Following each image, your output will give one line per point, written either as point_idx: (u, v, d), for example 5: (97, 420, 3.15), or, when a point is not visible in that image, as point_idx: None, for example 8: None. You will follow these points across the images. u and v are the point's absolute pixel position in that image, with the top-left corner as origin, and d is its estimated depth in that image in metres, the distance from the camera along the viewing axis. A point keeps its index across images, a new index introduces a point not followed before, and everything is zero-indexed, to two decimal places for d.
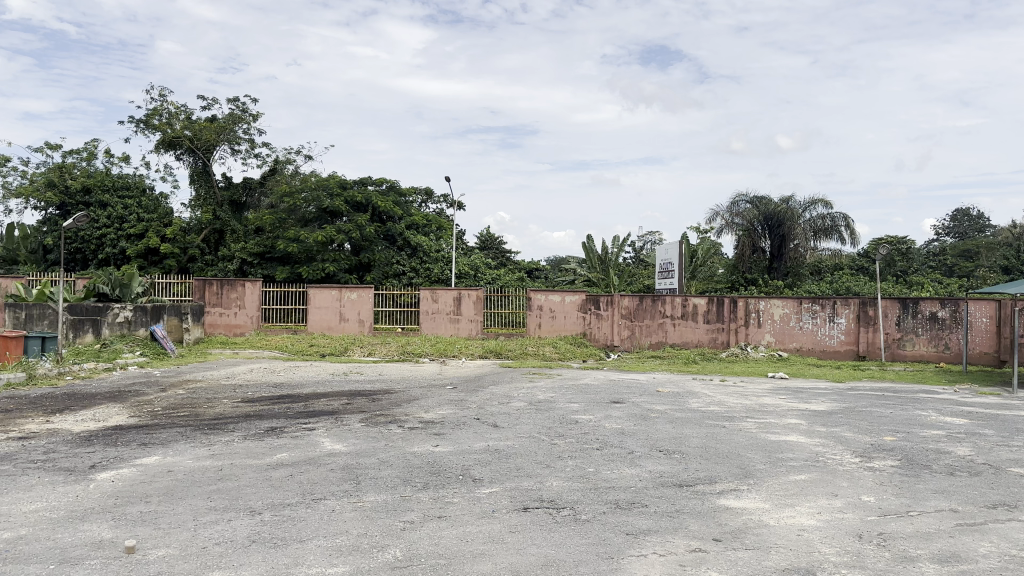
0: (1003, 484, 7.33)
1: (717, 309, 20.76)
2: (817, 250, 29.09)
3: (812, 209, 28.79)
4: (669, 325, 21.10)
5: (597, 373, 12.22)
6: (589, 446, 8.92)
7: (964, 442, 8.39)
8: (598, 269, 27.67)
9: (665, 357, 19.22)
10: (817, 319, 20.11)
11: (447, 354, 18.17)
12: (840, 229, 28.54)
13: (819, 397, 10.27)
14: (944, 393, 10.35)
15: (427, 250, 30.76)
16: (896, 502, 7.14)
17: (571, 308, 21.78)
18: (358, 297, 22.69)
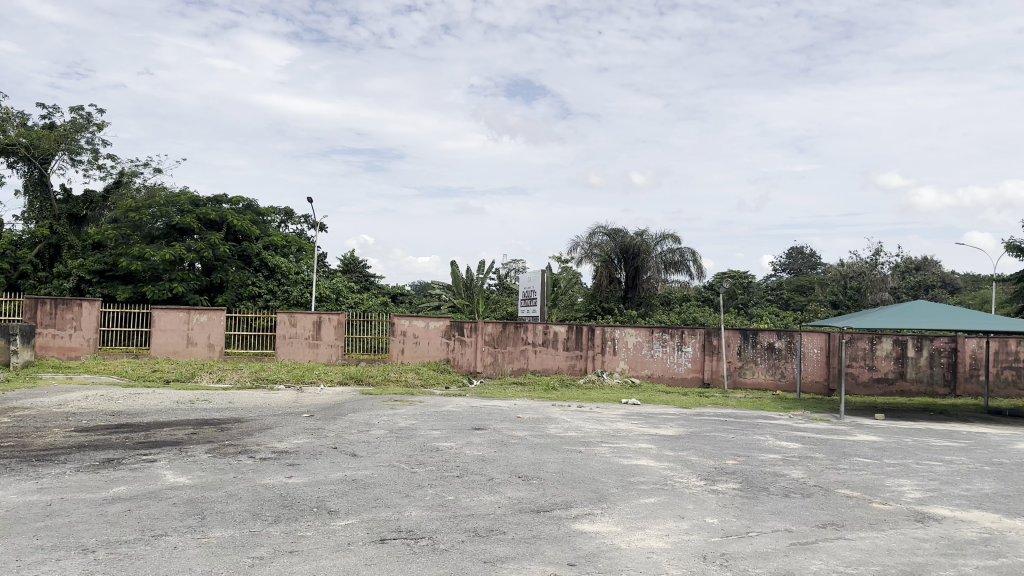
0: (831, 505, 7.87)
1: (576, 336, 21.33)
2: (667, 282, 30.76)
3: (664, 243, 30.39)
4: (531, 352, 21.47)
5: (459, 400, 12.14)
6: (449, 474, 8.84)
7: (798, 464, 8.97)
8: (463, 295, 27.77)
9: (527, 383, 19.39)
10: (667, 347, 21.03)
11: (305, 380, 17.59)
12: (687, 263, 30.27)
13: (668, 422, 10.69)
14: (780, 418, 11.04)
15: (286, 272, 29.55)
16: (738, 523, 7.52)
17: (434, 334, 21.69)
18: (209, 319, 21.61)
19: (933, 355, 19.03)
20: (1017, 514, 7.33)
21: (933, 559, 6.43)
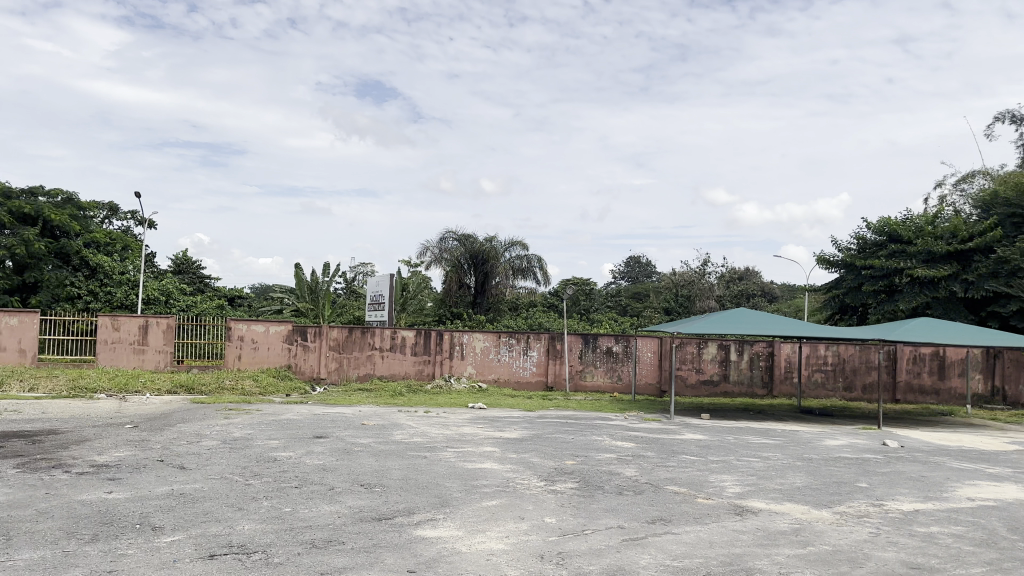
0: (660, 501, 8.30)
1: (424, 341, 21.26)
2: (517, 288, 31.27)
3: (512, 249, 30.87)
4: (378, 357, 21.18)
5: (300, 407, 11.76)
6: (287, 485, 8.51)
7: (632, 463, 9.42)
8: (308, 299, 26.78)
9: (373, 390, 19.00)
10: (513, 352, 21.40)
11: (129, 389, 16.30)
12: (534, 270, 30.99)
13: (512, 425, 10.91)
14: (617, 419, 11.58)
15: (110, 272, 27.15)
16: (574, 522, 7.76)
17: (275, 339, 20.87)
18: (19, 323, 19.77)
19: (752, 359, 20.42)
20: (824, 505, 8.02)
21: (749, 549, 6.91)
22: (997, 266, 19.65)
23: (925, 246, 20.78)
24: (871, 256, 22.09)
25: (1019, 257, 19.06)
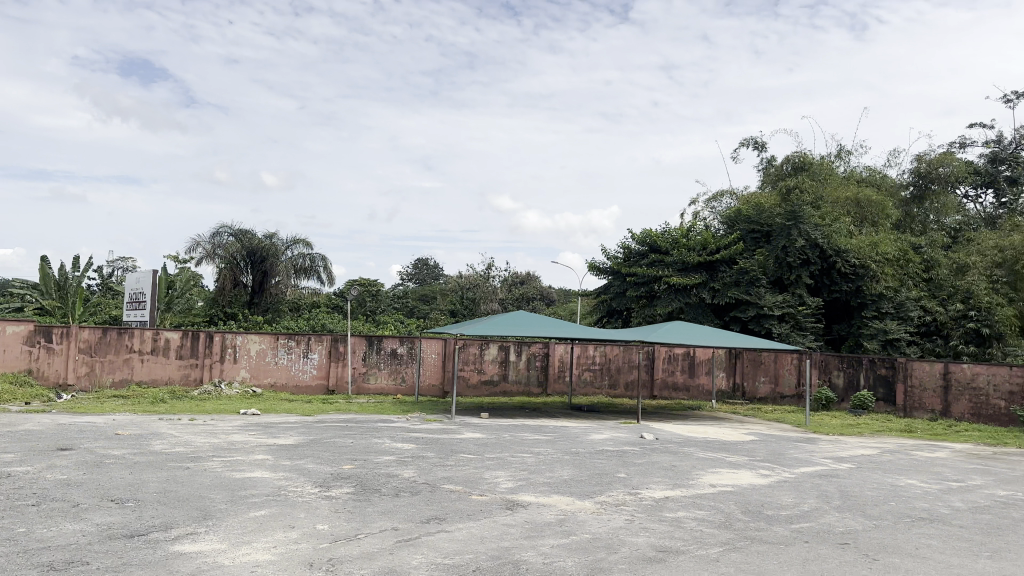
0: (436, 500, 8.35)
1: (192, 344, 19.47)
2: (297, 287, 30.24)
3: (294, 248, 29.86)
4: (137, 361, 19.31)
5: (39, 417, 10.49)
6: (20, 504, 7.41)
7: (409, 464, 9.51)
8: (53, 295, 23.78)
9: (129, 397, 17.40)
10: (292, 354, 20.14)
11: None
12: (318, 269, 30.17)
13: (287, 432, 10.76)
14: (397, 421, 11.80)
15: None
16: (347, 527, 7.51)
17: (13, 341, 18.58)
18: None
19: (530, 359, 20.84)
20: (588, 495, 8.56)
21: (517, 543, 7.11)
22: (739, 276, 22.55)
23: (680, 256, 23.10)
24: (635, 264, 24.10)
25: (757, 269, 22.47)
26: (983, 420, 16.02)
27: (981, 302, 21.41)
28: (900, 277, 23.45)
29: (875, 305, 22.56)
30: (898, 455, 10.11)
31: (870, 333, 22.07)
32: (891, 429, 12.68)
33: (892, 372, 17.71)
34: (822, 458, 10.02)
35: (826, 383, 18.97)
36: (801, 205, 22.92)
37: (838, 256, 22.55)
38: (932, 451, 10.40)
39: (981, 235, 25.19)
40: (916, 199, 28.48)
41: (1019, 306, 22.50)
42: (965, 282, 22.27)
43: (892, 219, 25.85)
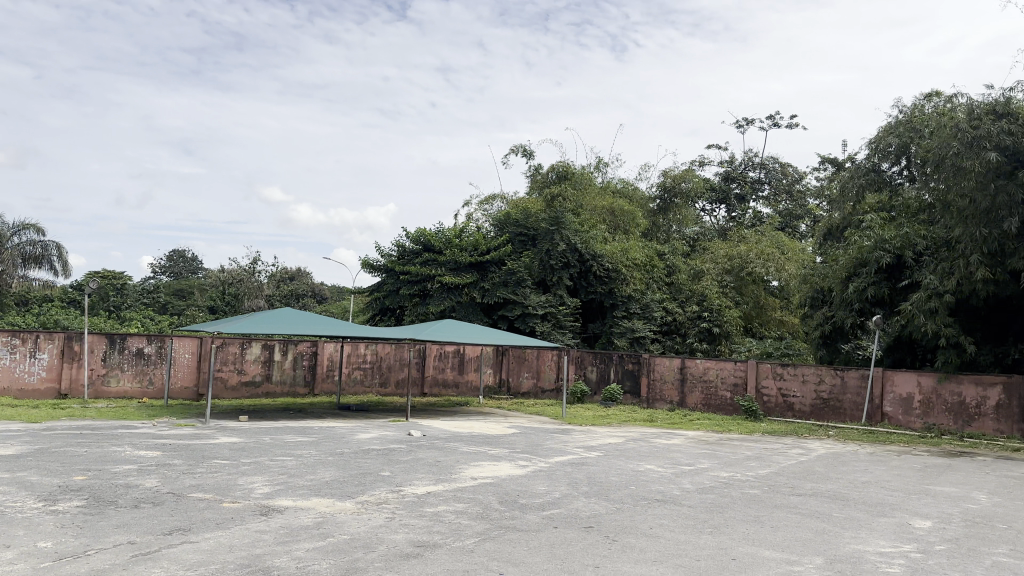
0: (182, 510, 7.67)
1: None
2: (26, 278, 26.55)
3: (22, 234, 26.32)
4: None
5: None
6: None
7: (154, 473, 8.76)
8: None
9: None
10: (16, 354, 17.48)
11: None
12: (51, 258, 26.66)
13: (7, 441, 9.54)
14: (142, 427, 10.93)
15: None
16: (75, 544, 6.54)
17: None
18: None
19: (297, 359, 19.88)
20: (348, 496, 8.43)
21: (272, 549, 6.66)
22: (507, 276, 23.53)
23: (453, 256, 23.65)
24: (408, 262, 24.11)
25: (523, 270, 23.58)
26: (712, 408, 18.18)
27: (713, 304, 25.22)
28: (646, 281, 25.69)
29: (625, 306, 24.49)
30: (640, 442, 11.12)
31: (621, 331, 23.94)
32: (636, 419, 13.92)
33: (637, 366, 19.52)
34: (575, 448, 10.73)
35: (581, 377, 20.55)
36: (563, 211, 24.36)
37: (594, 260, 24.37)
38: (669, 438, 11.57)
39: (714, 244, 28.75)
40: (662, 211, 30.99)
41: (742, 307, 27.08)
42: (699, 287, 26.03)
43: (643, 228, 28.83)
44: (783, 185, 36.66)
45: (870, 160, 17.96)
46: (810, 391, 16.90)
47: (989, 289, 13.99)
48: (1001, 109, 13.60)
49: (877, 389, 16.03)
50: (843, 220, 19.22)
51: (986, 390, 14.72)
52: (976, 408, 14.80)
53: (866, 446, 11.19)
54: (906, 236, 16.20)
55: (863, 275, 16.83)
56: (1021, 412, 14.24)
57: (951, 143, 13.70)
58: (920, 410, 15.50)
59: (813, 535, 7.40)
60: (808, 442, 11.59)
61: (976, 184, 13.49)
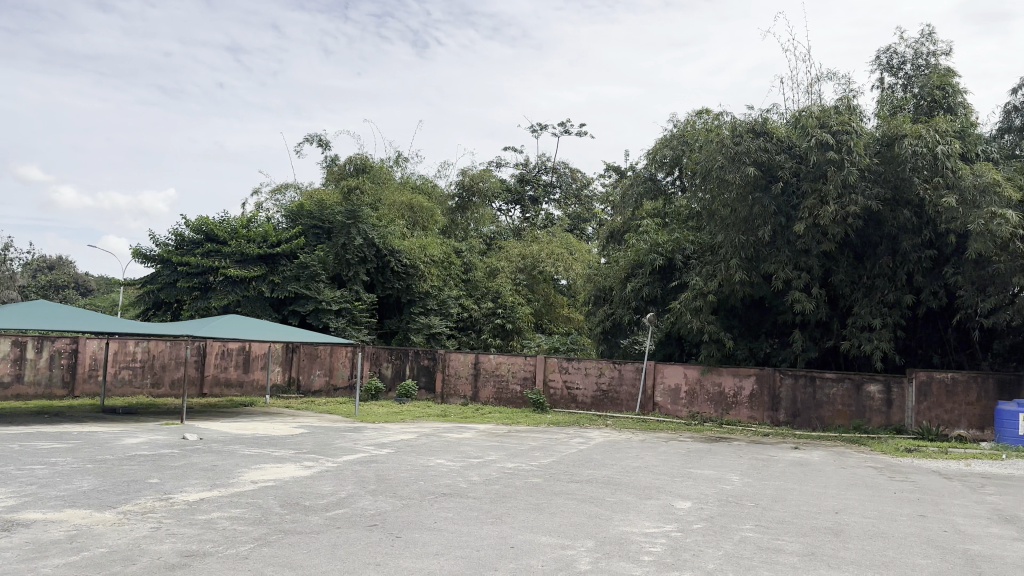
0: None
1: None
2: None
3: None
4: None
5: None
6: None
7: None
8: None
9: None
10: None
11: None
12: None
13: None
14: None
15: None
16: None
17: None
18: None
19: (52, 358, 17.84)
20: (108, 506, 7.65)
21: (14, 568, 5.81)
22: (299, 270, 22.72)
23: (238, 247, 22.20)
24: (188, 253, 22.43)
25: (316, 264, 22.83)
26: (503, 402, 18.82)
27: (507, 301, 25.96)
28: (442, 278, 25.80)
29: (422, 303, 25.00)
30: (431, 438, 11.19)
31: (417, 328, 24.57)
32: (429, 415, 14.00)
33: (433, 363, 19.65)
34: (365, 446, 10.58)
35: (376, 373, 20.17)
36: (360, 206, 24.01)
37: (391, 256, 24.29)
38: (460, 433, 11.75)
39: (509, 243, 29.05)
40: (459, 209, 30.82)
41: (533, 305, 27.82)
42: (494, 285, 26.46)
43: (440, 224, 28.65)
44: (573, 189, 37.51)
45: (649, 169, 20.22)
46: (592, 383, 18.04)
47: (746, 290, 15.66)
48: (760, 128, 15.28)
49: (649, 380, 17.49)
50: (624, 223, 20.61)
51: (741, 380, 16.60)
52: (733, 397, 16.64)
53: (639, 434, 12.09)
54: (676, 241, 17.83)
55: (640, 274, 18.27)
56: (770, 400, 16.24)
57: (717, 157, 15.26)
58: (686, 398, 17.13)
59: (587, 520, 7.85)
60: (590, 432, 12.32)
61: (738, 193, 15.23)
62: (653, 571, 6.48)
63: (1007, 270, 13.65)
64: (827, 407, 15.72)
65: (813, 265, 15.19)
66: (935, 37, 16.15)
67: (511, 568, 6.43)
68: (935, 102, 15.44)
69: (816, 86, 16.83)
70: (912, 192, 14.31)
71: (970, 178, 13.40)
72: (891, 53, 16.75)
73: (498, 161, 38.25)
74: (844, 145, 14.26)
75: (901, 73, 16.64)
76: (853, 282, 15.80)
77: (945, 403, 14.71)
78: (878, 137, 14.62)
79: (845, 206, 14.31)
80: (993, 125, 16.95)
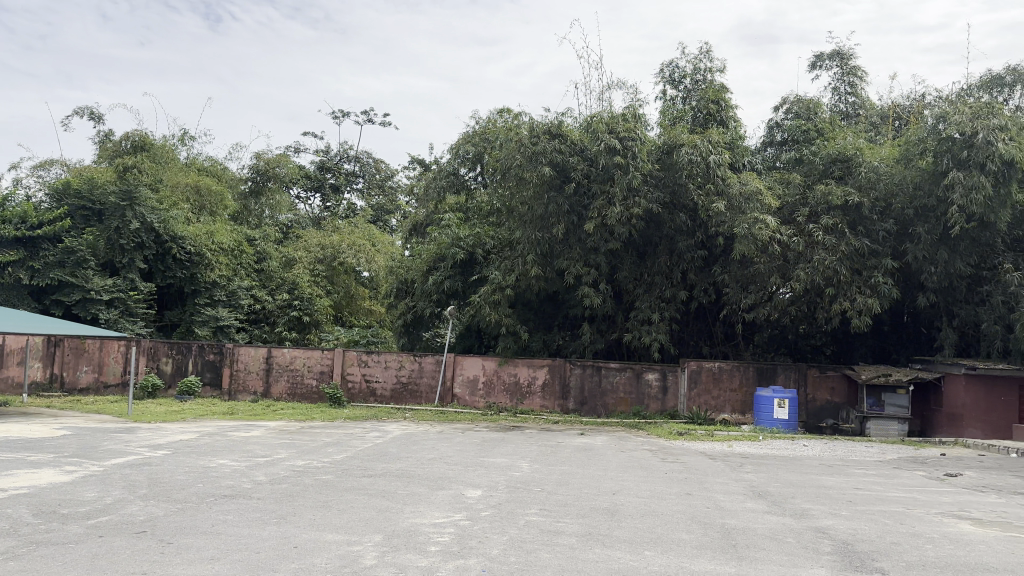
0: None
1: None
2: None
3: None
4: None
5: None
6: None
7: None
8: None
9: None
10: None
11: None
12: None
13: None
14: None
15: None
16: None
17: None
18: None
19: None
20: None
21: None
22: (63, 256, 21.23)
23: None
24: None
25: (84, 249, 21.35)
26: (297, 397, 18.28)
27: (304, 292, 25.19)
28: (232, 268, 24.63)
29: (208, 293, 23.74)
30: (217, 437, 10.85)
31: (202, 320, 23.30)
32: (215, 412, 14.09)
33: (220, 357, 18.57)
34: (139, 449, 9.83)
35: (153, 370, 18.74)
36: (137, 186, 22.12)
37: (172, 241, 22.70)
38: (248, 431, 11.43)
39: (306, 233, 27.27)
40: (254, 194, 29.56)
41: (332, 297, 26.51)
42: (290, 275, 25.41)
43: (231, 211, 27.99)
44: (376, 180, 37.01)
45: (452, 162, 20.36)
46: (391, 376, 18.04)
47: (540, 284, 16.63)
48: (555, 130, 16.00)
49: (448, 373, 17.86)
50: (426, 217, 20.98)
51: (535, 371, 17.50)
52: (527, 387, 17.50)
53: (437, 426, 12.30)
54: (477, 235, 18.32)
55: (441, 268, 18.68)
56: (561, 390, 17.34)
57: (516, 155, 15.88)
58: (483, 389, 17.72)
59: (376, 514, 7.64)
60: (386, 426, 12.32)
61: (535, 193, 15.96)
62: (438, 560, 6.16)
63: (766, 270, 15.77)
64: (611, 395, 17.16)
65: (601, 262, 16.35)
66: (710, 56, 17.71)
67: (290, 569, 5.89)
68: (709, 115, 16.99)
69: (607, 93, 17.90)
70: (689, 197, 15.67)
71: (736, 186, 15.10)
72: (673, 66, 18.20)
73: (298, 146, 36.90)
74: (629, 151, 15.43)
75: (682, 87, 18.02)
76: (636, 278, 17.21)
77: (712, 389, 16.70)
78: (660, 145, 15.84)
79: (630, 207, 15.54)
80: (759, 138, 18.97)
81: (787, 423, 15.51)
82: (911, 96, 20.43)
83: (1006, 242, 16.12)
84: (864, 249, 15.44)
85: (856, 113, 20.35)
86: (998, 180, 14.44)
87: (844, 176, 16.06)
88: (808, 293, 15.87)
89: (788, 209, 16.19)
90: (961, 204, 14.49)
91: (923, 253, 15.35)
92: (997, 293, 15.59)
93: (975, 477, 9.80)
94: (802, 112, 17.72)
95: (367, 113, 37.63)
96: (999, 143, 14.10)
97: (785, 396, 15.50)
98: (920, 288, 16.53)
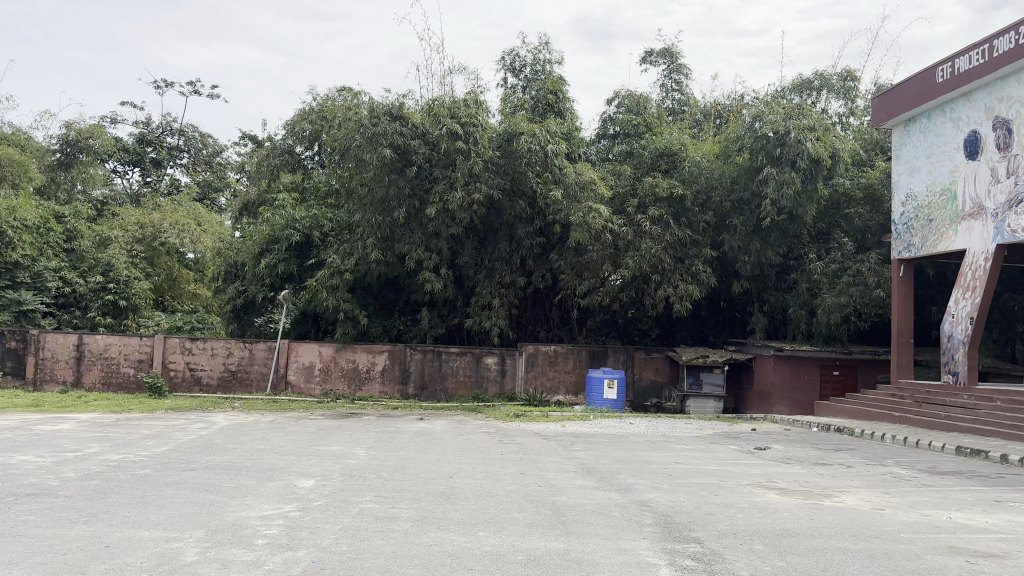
0: None
1: None
2: None
3: None
4: None
5: None
6: None
7: None
8: None
9: None
10: None
11: None
12: None
13: None
14: None
15: None
16: None
17: None
18: None
19: None
20: None
21: None
22: None
23: None
24: None
25: None
26: (113, 387, 17.01)
27: (120, 274, 23.46)
28: (37, 246, 22.32)
29: (9, 274, 21.22)
30: (17, 431, 9.90)
31: (3, 304, 20.91)
32: (19, 406, 12.50)
33: (23, 344, 16.99)
34: None
35: None
36: None
37: None
38: (56, 424, 10.54)
39: (125, 210, 25.85)
40: (62, 166, 26.73)
41: (153, 280, 25.01)
42: (105, 256, 23.55)
43: (38, 184, 25.69)
44: (203, 156, 35.22)
45: (286, 141, 20.09)
46: (218, 364, 17.21)
47: (380, 269, 16.48)
48: (396, 112, 15.81)
49: (282, 360, 17.26)
50: (258, 196, 20.21)
51: (375, 356, 17.36)
52: (366, 373, 17.31)
53: (269, 416, 11.86)
54: (314, 217, 17.89)
55: (274, 251, 18.00)
56: (400, 374, 17.31)
57: (356, 136, 15.50)
58: (320, 376, 17.28)
59: (200, 508, 7.14)
60: (213, 416, 11.73)
61: (376, 175, 15.68)
62: (265, 554, 5.58)
63: (598, 257, 16.47)
64: (451, 379, 17.37)
65: (442, 247, 16.46)
66: (549, 47, 18.11)
67: (98, 570, 5.13)
68: (548, 105, 17.52)
69: (449, 78, 17.85)
70: (528, 184, 15.98)
71: (573, 176, 15.67)
72: (514, 55, 18.42)
73: (113, 115, 33.84)
74: (471, 136, 15.61)
75: (522, 75, 18.31)
76: (477, 264, 17.46)
77: (548, 371, 17.37)
78: (500, 133, 16.12)
79: (471, 193, 15.80)
80: (594, 131, 19.81)
81: (616, 402, 16.34)
82: (731, 96, 21.83)
83: (811, 234, 17.79)
84: (685, 239, 16.63)
85: (681, 109, 21.63)
86: (807, 176, 15.94)
87: (669, 169, 17.06)
88: (636, 279, 16.76)
89: (619, 199, 16.96)
90: (772, 198, 15.92)
91: (738, 243, 16.70)
92: (803, 280, 17.18)
93: (780, 450, 10.79)
94: (632, 107, 18.62)
95: (192, 84, 35.30)
96: (807, 142, 15.57)
97: (614, 377, 16.34)
98: (736, 275, 17.91)
